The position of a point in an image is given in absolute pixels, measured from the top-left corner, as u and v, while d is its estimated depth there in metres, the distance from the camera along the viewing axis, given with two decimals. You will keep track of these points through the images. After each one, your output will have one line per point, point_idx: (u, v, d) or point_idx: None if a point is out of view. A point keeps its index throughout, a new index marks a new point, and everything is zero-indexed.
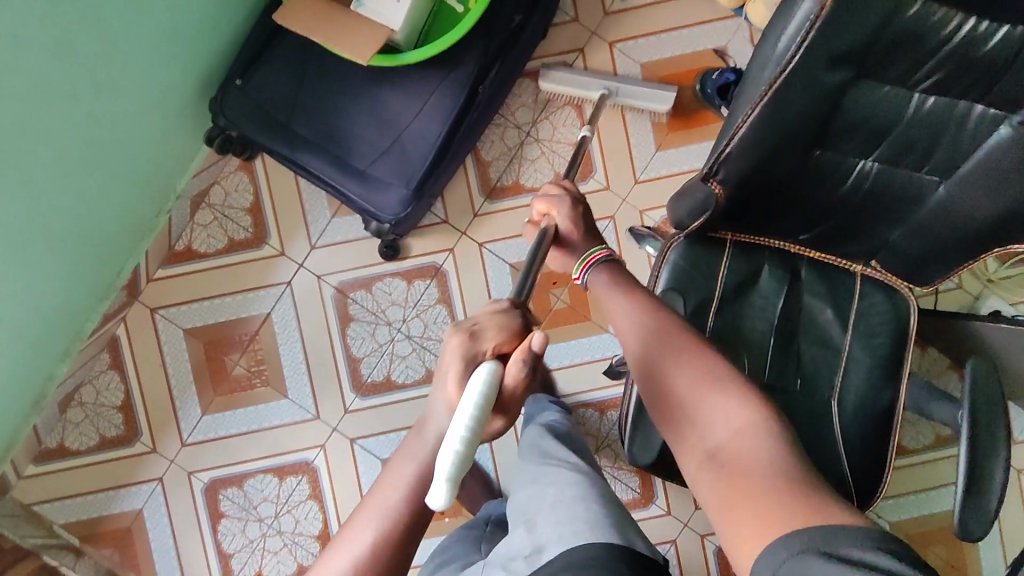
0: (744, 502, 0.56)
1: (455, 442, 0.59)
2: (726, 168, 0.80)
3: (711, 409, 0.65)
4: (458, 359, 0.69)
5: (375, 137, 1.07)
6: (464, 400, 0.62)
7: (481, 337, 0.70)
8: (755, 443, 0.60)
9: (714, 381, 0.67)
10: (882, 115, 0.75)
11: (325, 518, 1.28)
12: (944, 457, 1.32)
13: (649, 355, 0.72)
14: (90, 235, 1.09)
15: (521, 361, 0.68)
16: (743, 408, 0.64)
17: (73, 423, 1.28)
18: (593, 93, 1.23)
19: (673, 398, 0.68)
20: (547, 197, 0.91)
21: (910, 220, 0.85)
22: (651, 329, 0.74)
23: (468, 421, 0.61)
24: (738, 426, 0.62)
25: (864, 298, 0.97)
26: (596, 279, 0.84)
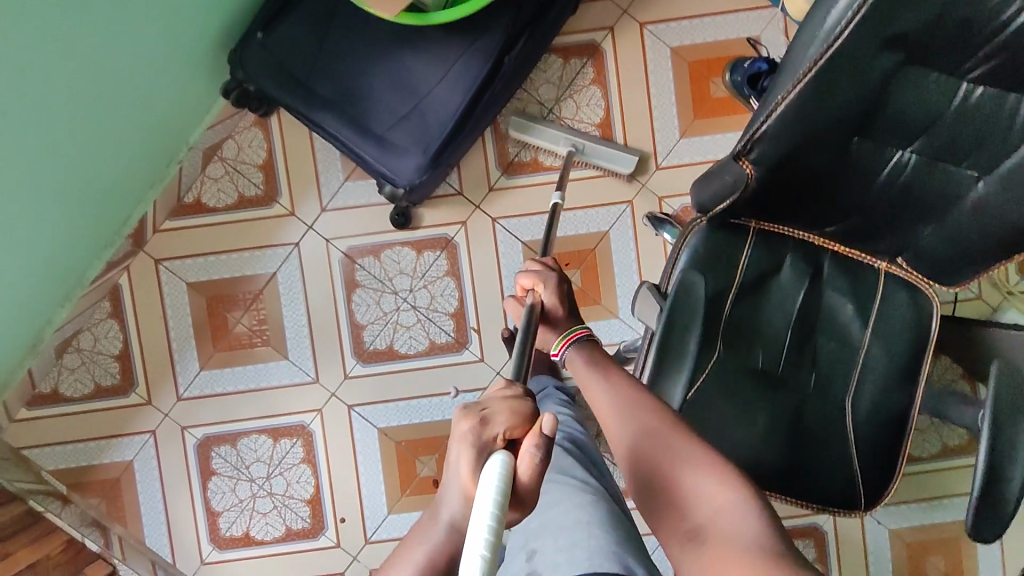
0: (732, 569, 0.55)
1: (480, 551, 0.43)
2: (759, 148, 0.77)
3: (692, 489, 0.63)
4: (468, 444, 0.56)
5: (395, 101, 1.03)
6: (481, 500, 0.48)
7: (492, 421, 0.57)
8: (736, 523, 0.59)
9: (694, 459, 0.65)
10: (924, 105, 0.73)
11: (317, 483, 1.28)
12: (948, 468, 1.30)
13: (629, 434, 0.70)
14: (101, 182, 1.08)
15: (535, 446, 0.56)
16: (724, 486, 0.62)
17: (68, 369, 1.26)
18: (559, 148, 1.20)
19: (652, 478, 0.66)
20: (533, 272, 0.90)
21: (943, 219, 0.83)
22: (632, 408, 0.73)
23: (491, 522, 0.46)
24: (720, 506, 0.61)
25: (887, 298, 0.94)
26: (575, 359, 0.82)
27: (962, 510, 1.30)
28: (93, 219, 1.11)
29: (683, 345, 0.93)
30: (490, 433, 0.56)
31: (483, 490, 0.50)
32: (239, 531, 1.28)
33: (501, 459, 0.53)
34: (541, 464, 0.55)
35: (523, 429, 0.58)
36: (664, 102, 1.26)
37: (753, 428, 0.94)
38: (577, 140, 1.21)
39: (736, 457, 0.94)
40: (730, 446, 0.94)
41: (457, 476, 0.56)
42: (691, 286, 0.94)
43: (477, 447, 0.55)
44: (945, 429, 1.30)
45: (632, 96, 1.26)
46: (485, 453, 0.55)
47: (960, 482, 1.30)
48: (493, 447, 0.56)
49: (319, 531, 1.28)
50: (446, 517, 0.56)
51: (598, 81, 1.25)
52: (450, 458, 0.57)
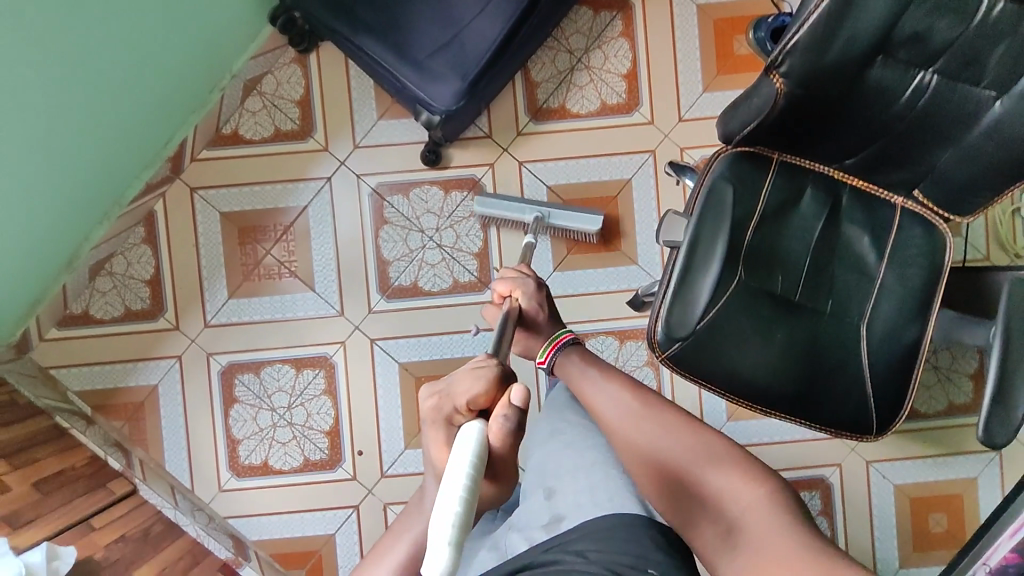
0: (769, 560, 0.65)
1: (454, 509, 0.54)
2: (790, 61, 0.81)
3: (719, 486, 0.73)
4: (438, 421, 0.67)
5: (437, 31, 1.09)
6: (455, 465, 0.57)
7: (454, 395, 0.67)
8: (765, 513, 0.69)
9: (713, 460, 0.76)
10: (946, 20, 0.77)
11: (336, 415, 1.30)
12: (954, 425, 1.31)
13: (646, 445, 0.79)
14: (152, 104, 1.12)
15: (504, 417, 0.63)
16: (745, 483, 0.72)
17: (100, 292, 1.30)
18: (525, 216, 1.20)
19: (677, 482, 0.76)
20: (509, 280, 0.96)
21: (959, 143, 0.87)
22: (642, 418, 0.81)
23: (464, 485, 0.56)
24: (746, 500, 0.71)
25: (902, 230, 0.99)
26: (568, 361, 0.90)
27: (965, 467, 1.30)
28: (138, 140, 1.15)
29: (708, 254, 0.99)
30: (450, 406, 0.67)
31: (459, 457, 0.59)
32: (258, 460, 1.30)
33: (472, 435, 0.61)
34: (510, 432, 0.63)
35: (489, 399, 0.66)
36: (689, 58, 1.30)
37: (770, 348, 0.99)
38: (544, 208, 1.20)
39: (755, 377, 0.99)
40: (748, 366, 0.99)
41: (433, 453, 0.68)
42: (722, 193, 0.98)
43: (443, 423, 0.67)
44: (952, 387, 1.31)
45: (659, 48, 1.30)
46: (451, 428, 0.67)
47: (965, 440, 1.31)
48: (457, 420, 0.66)
49: (336, 463, 1.30)
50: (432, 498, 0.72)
51: (627, 33, 1.30)
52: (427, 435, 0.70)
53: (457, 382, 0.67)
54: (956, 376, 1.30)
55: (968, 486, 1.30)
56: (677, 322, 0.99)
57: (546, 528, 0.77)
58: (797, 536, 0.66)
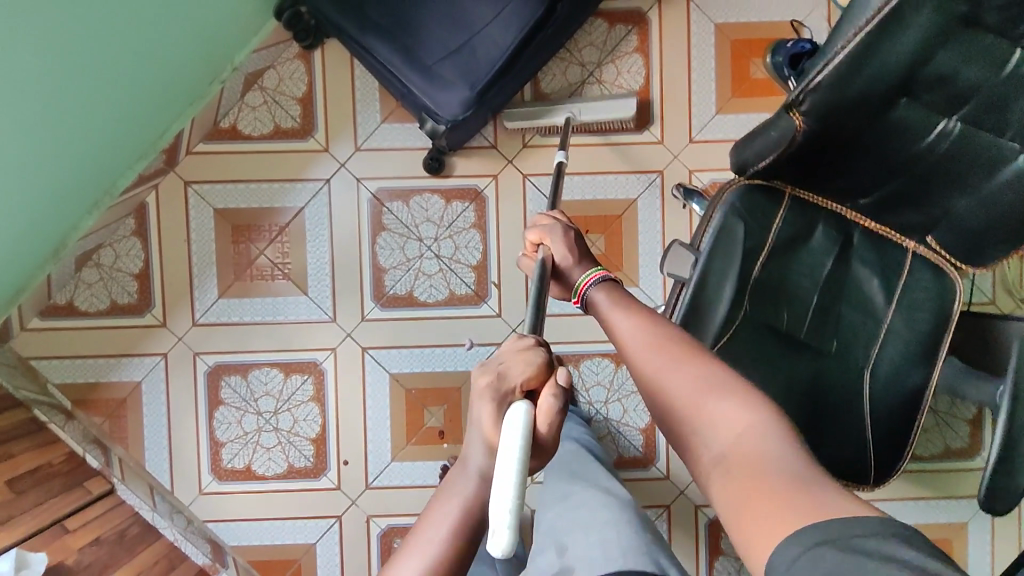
0: (756, 496, 0.51)
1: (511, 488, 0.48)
2: (812, 98, 0.79)
3: (716, 414, 0.59)
4: (487, 400, 0.56)
5: (446, 35, 1.04)
6: (507, 444, 0.50)
7: (508, 374, 0.57)
8: (759, 448, 0.55)
9: (717, 389, 0.61)
10: (974, 66, 0.74)
11: (323, 422, 1.27)
12: (949, 470, 1.29)
13: (648, 374, 0.66)
14: (150, 94, 1.08)
15: (552, 396, 0.56)
16: (745, 412, 0.58)
17: (86, 283, 1.26)
18: (557, 119, 1.19)
19: (674, 408, 0.63)
20: (540, 226, 0.83)
21: (979, 190, 0.85)
22: (648, 347, 0.68)
23: (518, 461, 0.50)
24: (742, 432, 0.57)
25: (913, 274, 0.96)
26: (596, 299, 0.77)
27: (957, 512, 1.29)
28: (133, 130, 1.11)
29: (717, 291, 0.96)
30: (504, 389, 0.56)
31: (508, 439, 0.51)
32: (241, 464, 1.27)
33: (525, 408, 0.53)
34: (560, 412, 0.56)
35: (539, 379, 0.57)
36: (704, 78, 1.27)
37: (771, 387, 0.97)
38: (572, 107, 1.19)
39: None
40: None
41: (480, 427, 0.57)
42: (733, 229, 0.95)
43: (497, 400, 0.56)
44: (949, 431, 1.29)
45: (673, 65, 1.27)
46: (504, 410, 0.56)
47: (959, 485, 1.29)
48: (511, 399, 0.56)
49: (320, 471, 1.28)
50: (476, 468, 0.60)
51: (641, 48, 1.26)
52: (472, 412, 0.59)
53: (507, 361, 0.57)
54: (955, 421, 1.29)
55: (957, 530, 1.29)
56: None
57: None
58: (783, 474, 0.52)
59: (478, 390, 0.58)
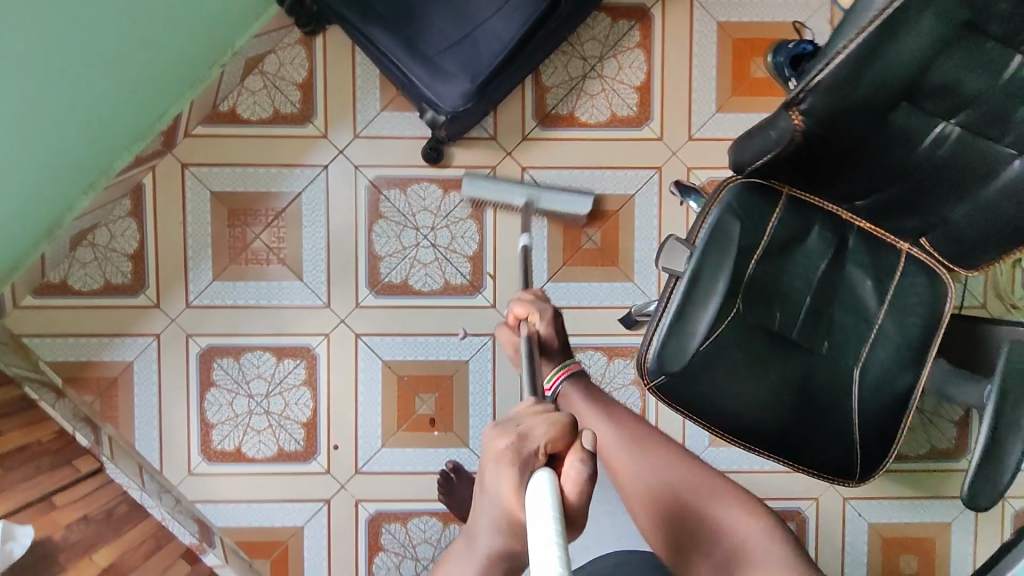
0: None
1: (555, 550, 0.40)
2: (811, 99, 0.78)
3: (721, 516, 0.74)
4: (507, 464, 0.52)
5: (449, 28, 1.04)
6: (539, 512, 0.45)
7: (529, 436, 0.53)
8: (764, 545, 0.71)
9: (719, 495, 0.76)
10: (977, 74, 0.75)
11: (314, 407, 1.28)
12: (932, 470, 1.31)
13: (649, 479, 0.78)
14: (149, 74, 1.07)
15: (580, 462, 0.51)
16: (744, 517, 0.74)
17: (80, 262, 1.26)
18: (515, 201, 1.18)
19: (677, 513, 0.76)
20: (527, 301, 0.90)
21: (976, 197, 0.85)
22: (641, 453, 0.80)
23: (556, 527, 0.43)
24: (744, 531, 0.73)
25: (905, 277, 0.97)
26: (574, 396, 0.86)
27: (941, 511, 1.30)
28: (128, 109, 1.09)
29: (709, 288, 0.96)
30: (528, 447, 0.53)
31: (539, 504, 0.46)
32: (231, 446, 1.28)
33: (549, 475, 0.49)
34: (591, 478, 0.51)
35: (564, 442, 0.54)
36: (705, 76, 1.27)
37: (761, 383, 0.97)
38: (533, 191, 1.18)
39: (742, 411, 0.97)
40: (738, 400, 0.97)
41: (499, 497, 0.53)
42: (728, 228, 0.95)
43: (518, 465, 0.52)
44: (935, 431, 1.30)
45: (674, 62, 1.27)
46: (528, 474, 0.51)
47: (943, 485, 1.31)
48: (534, 463, 0.52)
49: (310, 455, 1.28)
50: (486, 547, 0.58)
51: (643, 45, 1.27)
52: (488, 482, 0.54)
53: (529, 423, 0.54)
54: (942, 421, 1.30)
55: (938, 530, 1.31)
56: (672, 351, 0.96)
57: None
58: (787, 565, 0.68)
59: (497, 453, 0.53)
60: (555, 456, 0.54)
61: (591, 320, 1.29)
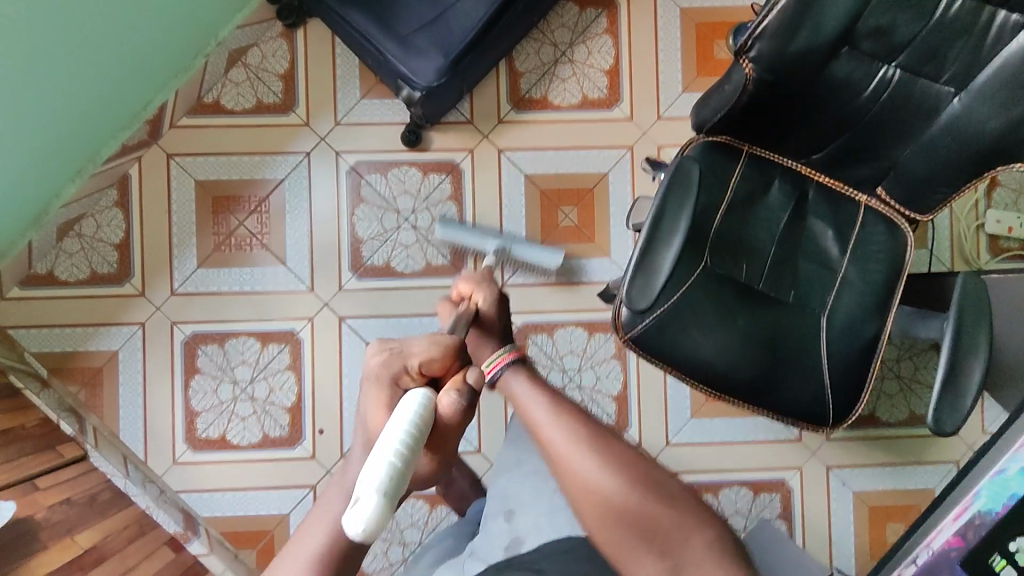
0: None
1: (393, 453, 0.56)
2: (759, 46, 0.82)
3: (670, 527, 0.62)
4: (383, 381, 0.67)
5: (422, 9, 1.10)
6: (394, 422, 0.59)
7: (406, 355, 0.69)
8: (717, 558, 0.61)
9: (668, 502, 0.63)
10: (907, 15, 0.79)
11: (299, 391, 1.28)
12: (913, 436, 1.31)
13: (601, 482, 0.62)
14: (134, 64, 1.11)
15: (455, 393, 0.67)
16: (694, 524, 0.63)
17: (67, 253, 1.28)
18: (486, 245, 1.18)
19: (630, 521, 0.62)
20: (472, 278, 0.89)
21: (922, 137, 0.90)
22: (597, 443, 0.65)
23: (404, 437, 0.57)
24: (693, 543, 0.62)
25: (865, 227, 1.01)
26: (517, 386, 0.75)
27: (926, 477, 1.31)
28: (113, 97, 1.12)
29: None
30: (400, 364, 0.68)
31: (398, 415, 0.60)
32: (216, 433, 1.28)
33: (423, 391, 0.63)
34: (461, 404, 0.67)
35: (444, 369, 0.69)
36: (670, 59, 1.33)
37: (731, 332, 0.99)
38: (506, 240, 1.19)
39: (713, 361, 0.99)
40: (708, 350, 0.99)
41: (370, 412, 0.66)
42: (688, 170, 0.90)
43: (391, 378, 0.67)
44: (913, 397, 1.32)
45: (642, 43, 1.33)
46: (397, 389, 0.67)
47: (925, 450, 1.31)
48: (405, 379, 0.68)
49: (296, 440, 1.28)
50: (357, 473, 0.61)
51: (611, 30, 1.32)
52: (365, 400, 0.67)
53: (413, 344, 0.70)
54: (918, 386, 1.31)
55: (925, 497, 1.30)
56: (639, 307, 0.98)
57: (507, 548, 0.84)
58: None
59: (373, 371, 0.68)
60: (435, 380, 0.70)
61: (571, 295, 1.31)
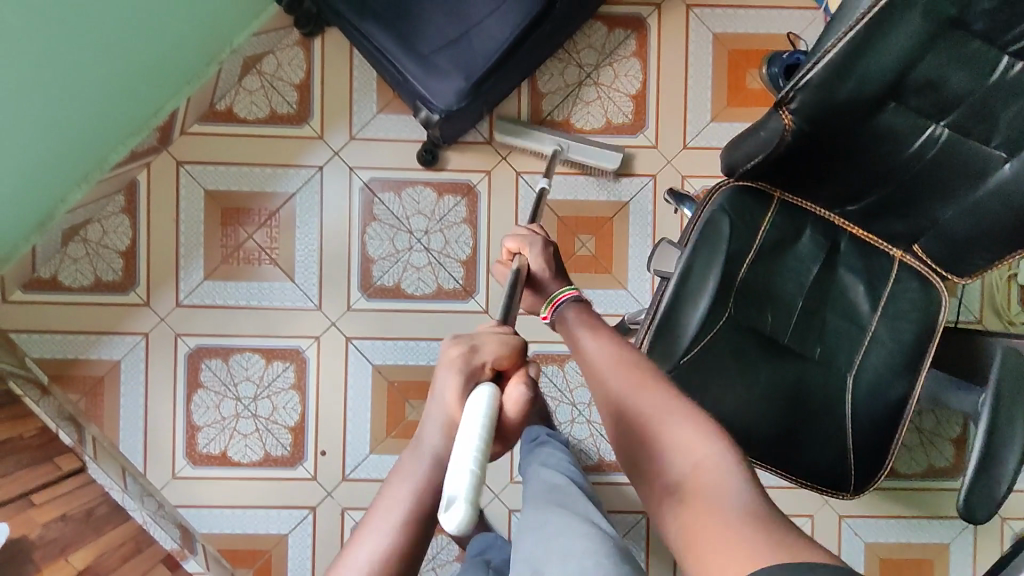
0: (710, 526, 0.50)
1: (470, 462, 0.51)
2: (801, 96, 0.77)
3: (675, 437, 0.58)
4: (456, 372, 0.60)
5: (445, 26, 1.04)
6: (469, 426, 0.54)
7: (480, 350, 0.61)
8: (715, 475, 0.54)
9: (678, 415, 0.60)
10: (961, 74, 0.75)
11: (302, 411, 1.26)
12: (930, 489, 1.28)
13: (613, 395, 0.65)
14: (145, 71, 1.07)
15: (521, 386, 0.61)
16: (705, 438, 0.57)
17: (71, 259, 1.25)
18: (545, 146, 1.21)
19: (639, 432, 0.61)
20: (520, 236, 0.85)
21: (965, 200, 0.85)
22: (621, 365, 0.67)
23: (480, 439, 0.54)
24: (697, 455, 0.56)
25: (898, 283, 0.96)
26: (567, 316, 0.77)
27: (941, 532, 1.28)
28: (124, 105, 1.09)
29: (699, 287, 0.96)
30: (479, 360, 0.60)
31: (471, 415, 0.55)
32: (217, 449, 1.26)
33: (491, 389, 0.58)
34: (529, 399, 0.61)
35: (511, 363, 0.62)
36: (700, 86, 1.28)
37: (752, 388, 0.96)
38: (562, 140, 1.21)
39: (733, 417, 0.95)
40: (728, 406, 0.95)
41: (443, 402, 0.60)
42: (718, 225, 0.95)
43: (466, 374, 0.59)
44: (932, 449, 1.28)
45: (671, 67, 1.28)
46: (473, 383, 0.59)
47: (942, 505, 1.28)
48: (480, 375, 0.60)
49: (297, 460, 1.26)
50: (431, 450, 0.60)
51: (639, 53, 1.27)
52: (436, 386, 0.61)
53: (482, 338, 0.62)
54: (939, 439, 1.28)
55: (937, 552, 1.27)
56: (659, 357, 0.95)
57: None
58: (740, 502, 0.51)
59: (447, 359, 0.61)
60: (501, 372, 0.63)
61: None
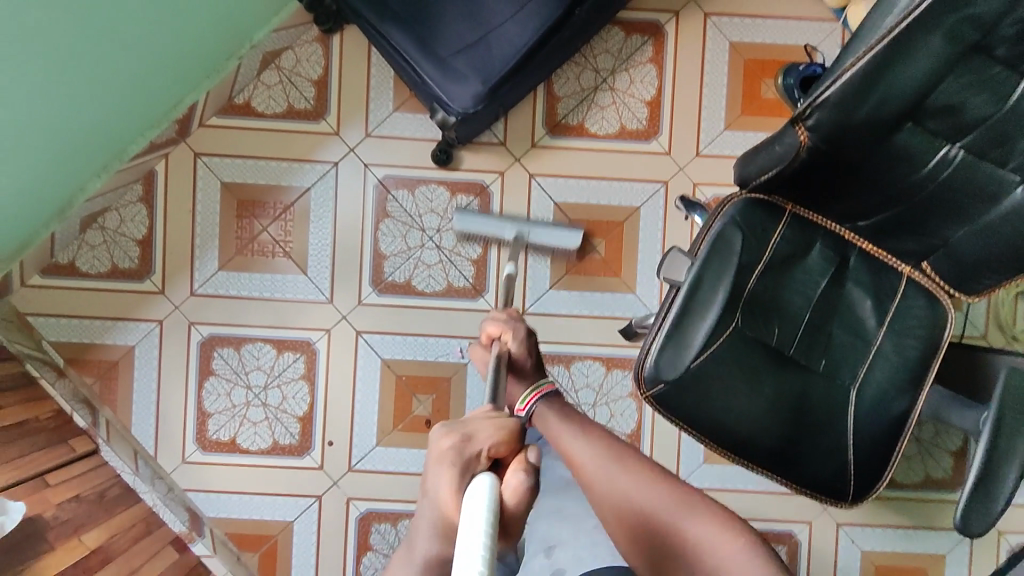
0: None
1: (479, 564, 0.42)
2: (818, 114, 0.77)
3: (695, 532, 0.69)
4: (449, 463, 0.55)
5: (463, 30, 1.06)
6: (473, 517, 0.47)
7: (475, 438, 0.57)
8: (739, 564, 0.65)
9: (691, 509, 0.71)
10: (980, 98, 0.76)
11: (311, 401, 1.28)
12: (927, 500, 1.30)
13: (620, 497, 0.72)
14: (167, 63, 1.08)
15: (522, 472, 0.57)
16: (720, 529, 0.68)
17: (89, 245, 1.27)
18: (504, 234, 1.12)
19: (658, 530, 0.70)
20: (500, 320, 0.89)
21: (977, 221, 0.86)
22: (617, 463, 0.75)
23: (484, 540, 0.45)
24: (721, 546, 0.67)
25: (906, 299, 0.98)
26: (547, 415, 0.81)
27: (937, 543, 1.29)
28: (145, 97, 1.10)
29: (708, 298, 0.97)
30: (473, 448, 0.57)
31: (472, 508, 0.48)
32: (227, 436, 1.28)
33: (490, 477, 0.53)
34: (531, 488, 0.57)
35: (508, 449, 0.59)
36: (715, 94, 1.28)
37: (758, 399, 0.97)
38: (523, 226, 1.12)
39: (738, 425, 0.97)
40: (732, 416, 0.97)
41: (437, 500, 0.55)
42: (730, 239, 0.97)
43: (460, 465, 0.56)
44: (931, 460, 1.30)
45: (686, 74, 1.28)
46: (469, 476, 0.55)
47: (939, 515, 1.30)
48: (476, 467, 0.56)
49: (304, 450, 1.28)
50: (423, 555, 0.53)
51: (655, 59, 1.28)
52: (428, 482, 0.56)
53: (478, 425, 0.59)
54: (938, 451, 1.30)
55: (931, 561, 1.30)
56: (665, 365, 0.96)
57: None
58: None
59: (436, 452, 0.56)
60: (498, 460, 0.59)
61: (593, 329, 1.30)
